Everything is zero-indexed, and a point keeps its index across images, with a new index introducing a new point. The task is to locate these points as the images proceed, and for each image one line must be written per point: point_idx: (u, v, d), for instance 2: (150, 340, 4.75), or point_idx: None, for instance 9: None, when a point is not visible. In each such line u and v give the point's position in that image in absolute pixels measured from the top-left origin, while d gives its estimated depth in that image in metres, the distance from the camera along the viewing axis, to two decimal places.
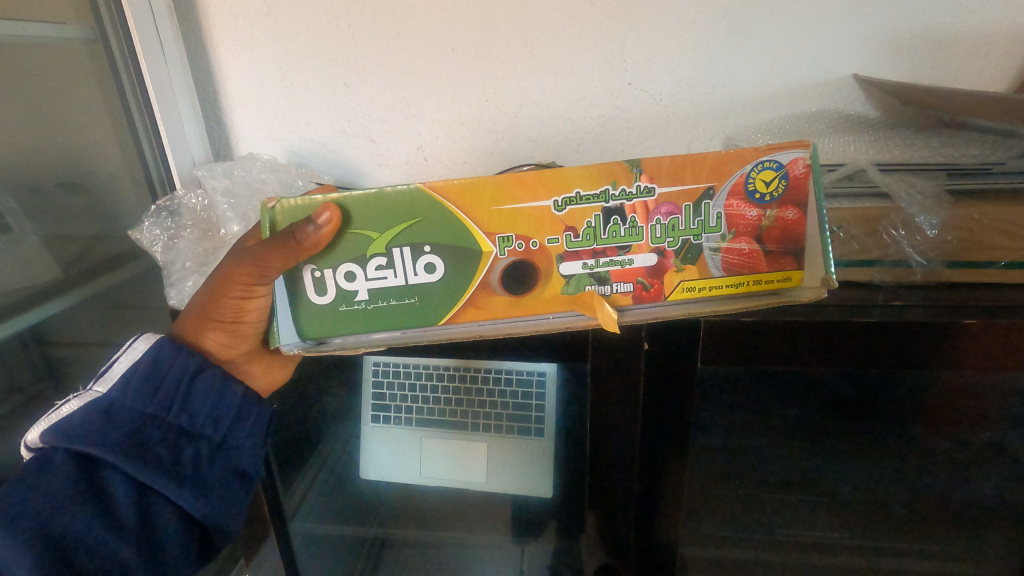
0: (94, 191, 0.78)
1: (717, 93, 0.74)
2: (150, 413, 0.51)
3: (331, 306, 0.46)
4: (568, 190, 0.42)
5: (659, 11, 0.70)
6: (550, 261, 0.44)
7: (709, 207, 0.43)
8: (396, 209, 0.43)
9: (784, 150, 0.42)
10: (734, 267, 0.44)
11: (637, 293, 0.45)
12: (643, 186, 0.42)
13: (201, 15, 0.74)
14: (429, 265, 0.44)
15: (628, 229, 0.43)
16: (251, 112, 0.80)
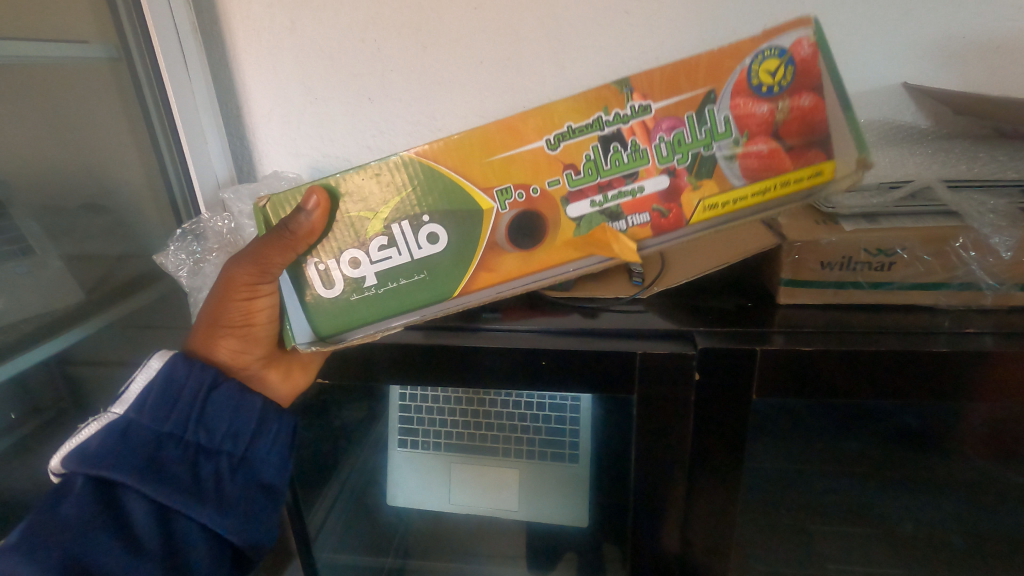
0: (119, 214, 0.77)
1: None
2: (167, 430, 0.48)
3: (340, 297, 0.46)
4: (558, 126, 0.40)
5: (697, 21, 0.67)
6: (556, 208, 0.42)
7: (715, 113, 0.40)
8: (384, 182, 0.43)
9: (783, 33, 0.38)
10: (754, 173, 0.41)
11: (654, 223, 0.42)
12: (638, 106, 0.40)
13: (224, 32, 0.73)
14: (431, 236, 0.44)
15: (630, 156, 0.41)
16: (274, 128, 0.78)
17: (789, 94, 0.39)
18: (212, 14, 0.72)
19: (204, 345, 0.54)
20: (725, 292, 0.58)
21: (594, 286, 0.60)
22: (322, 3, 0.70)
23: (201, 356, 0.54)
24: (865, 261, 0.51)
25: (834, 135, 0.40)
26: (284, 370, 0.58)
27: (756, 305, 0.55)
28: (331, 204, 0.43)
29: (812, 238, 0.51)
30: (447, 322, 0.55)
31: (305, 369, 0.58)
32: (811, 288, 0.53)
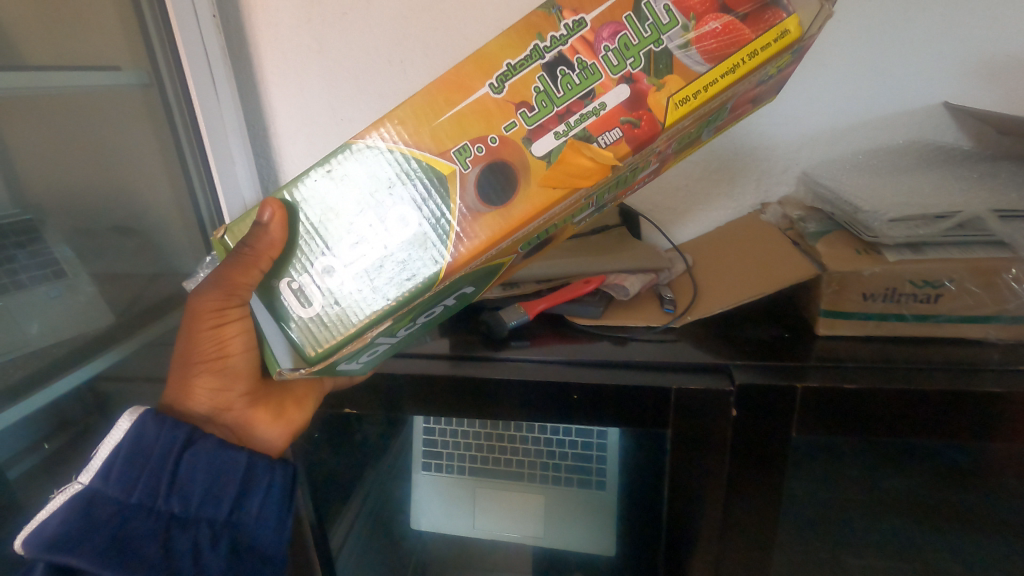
0: (151, 234, 0.78)
1: (788, 125, 0.70)
2: (135, 500, 0.42)
3: (320, 313, 0.38)
4: (497, 67, 0.36)
5: None
6: (520, 150, 0.36)
7: (653, 3, 0.35)
8: (336, 173, 0.37)
9: None
10: (717, 54, 0.35)
11: (632, 134, 0.36)
12: (571, 23, 0.35)
13: (253, 56, 0.75)
14: (402, 218, 0.37)
15: (581, 75, 0.36)
16: (302, 148, 0.79)
17: None
18: (242, 38, 0.74)
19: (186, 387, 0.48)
20: (760, 320, 0.57)
21: (625, 314, 0.59)
22: (351, 27, 0.72)
23: (179, 409, 0.48)
24: (911, 293, 0.49)
25: None
26: (272, 410, 0.52)
27: (794, 336, 0.54)
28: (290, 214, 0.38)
29: (853, 268, 0.50)
30: (475, 353, 0.55)
31: (302, 403, 0.54)
32: (853, 318, 0.52)
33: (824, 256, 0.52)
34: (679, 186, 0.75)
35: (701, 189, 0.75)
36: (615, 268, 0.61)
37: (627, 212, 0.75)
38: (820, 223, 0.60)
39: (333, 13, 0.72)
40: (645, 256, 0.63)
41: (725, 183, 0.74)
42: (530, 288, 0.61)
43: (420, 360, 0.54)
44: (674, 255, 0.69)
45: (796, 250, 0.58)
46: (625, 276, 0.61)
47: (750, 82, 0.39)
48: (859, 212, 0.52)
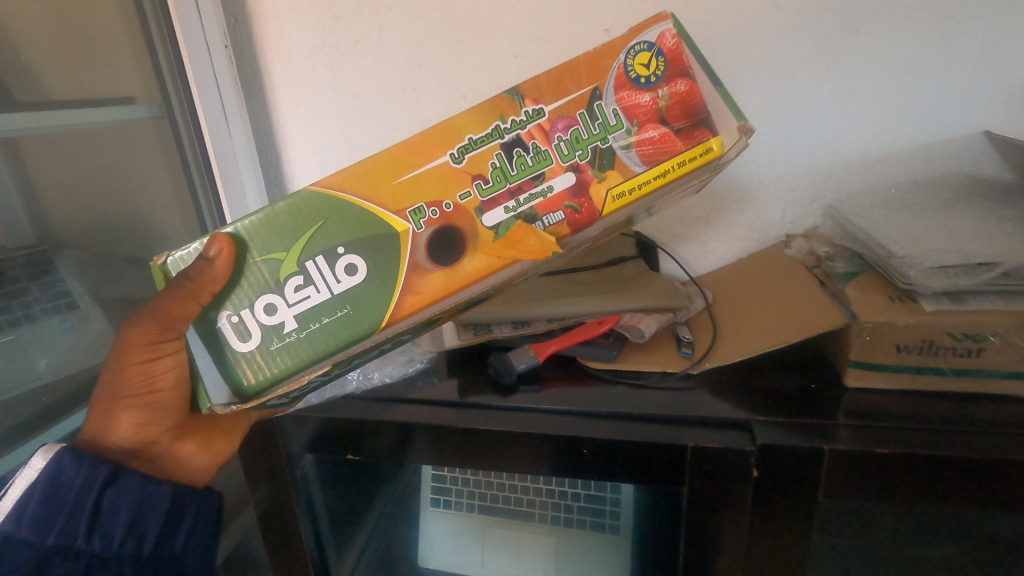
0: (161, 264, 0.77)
1: (816, 154, 0.67)
2: (50, 543, 0.41)
3: (263, 350, 0.43)
4: (459, 139, 0.43)
5: (750, 68, 0.64)
6: (470, 218, 0.43)
7: (606, 107, 0.44)
8: (292, 224, 0.42)
9: (647, 31, 0.44)
10: (652, 158, 0.43)
11: (572, 219, 0.44)
12: (531, 110, 0.43)
13: (267, 84, 0.75)
14: (349, 268, 0.43)
15: (534, 159, 0.43)
16: (314, 175, 0.79)
17: (665, 83, 0.43)
18: (256, 67, 0.74)
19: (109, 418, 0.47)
20: (785, 368, 0.54)
21: (640, 357, 0.57)
22: (363, 55, 0.72)
23: (99, 439, 0.47)
24: (950, 346, 0.46)
25: (713, 112, 0.44)
26: (193, 446, 0.51)
27: (821, 387, 0.50)
28: (237, 252, 0.42)
29: (886, 319, 0.46)
30: (483, 398, 0.53)
31: (229, 436, 0.54)
32: (885, 371, 0.48)
33: (855, 303, 0.49)
34: (699, 217, 0.72)
35: (722, 220, 0.72)
36: (631, 308, 0.59)
37: (644, 244, 0.73)
38: (848, 264, 0.57)
39: (346, 41, 0.72)
40: (662, 294, 0.60)
41: (748, 214, 0.71)
42: (541, 327, 0.59)
43: (426, 407, 0.53)
44: (694, 290, 0.66)
45: (825, 293, 0.54)
46: (640, 316, 0.58)
47: (683, 188, 0.47)
48: (892, 257, 0.48)
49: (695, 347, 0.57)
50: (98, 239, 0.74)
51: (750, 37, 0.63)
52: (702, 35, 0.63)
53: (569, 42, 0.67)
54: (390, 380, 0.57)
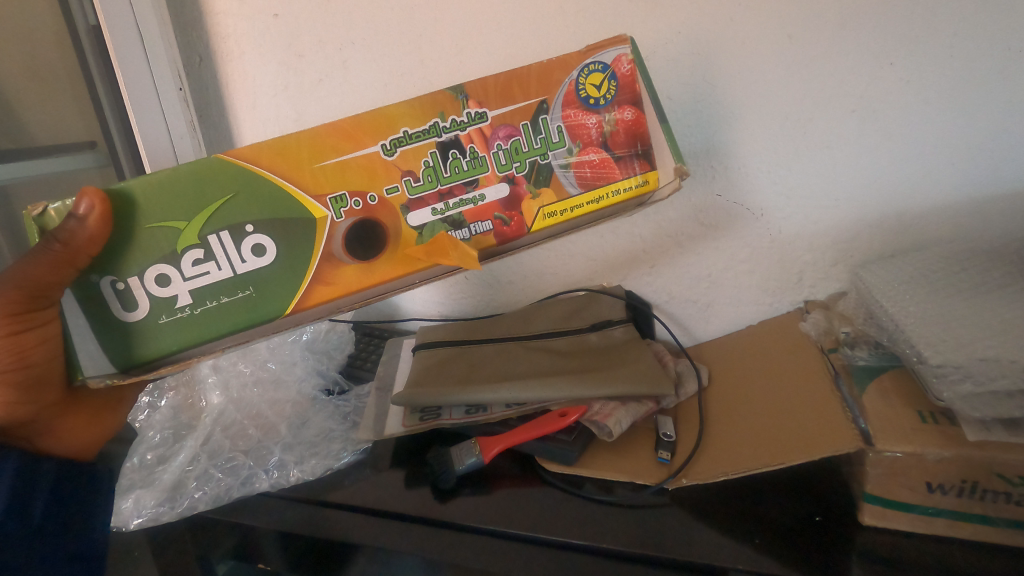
0: None
1: (840, 208, 0.56)
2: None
3: (151, 322, 0.37)
4: (393, 130, 0.38)
5: (762, 107, 0.54)
6: (395, 215, 0.39)
7: (552, 121, 0.41)
8: (191, 189, 0.36)
9: (604, 50, 0.41)
10: (588, 182, 0.42)
11: (500, 232, 0.41)
12: (474, 113, 0.39)
13: (232, 126, 0.69)
14: (256, 249, 0.38)
15: (470, 163, 0.40)
16: None
17: (613, 108, 0.41)
18: (222, 106, 0.68)
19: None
20: (785, 487, 0.43)
21: (608, 461, 0.47)
22: (328, 93, 0.64)
23: None
24: (1000, 490, 0.35)
25: (655, 145, 0.43)
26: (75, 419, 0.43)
27: (827, 522, 0.40)
28: (122, 210, 0.35)
29: (915, 450, 0.35)
30: (413, 506, 0.45)
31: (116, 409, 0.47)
32: (911, 512, 0.37)
33: (875, 422, 0.38)
34: (700, 277, 0.62)
35: (728, 280, 0.62)
36: (602, 396, 0.49)
37: (638, 308, 0.64)
38: (870, 355, 0.46)
39: (309, 79, 0.64)
40: (642, 377, 0.51)
41: (758, 275, 0.60)
42: (497, 414, 0.50)
43: (346, 514, 0.46)
44: (686, 369, 0.55)
45: (840, 394, 0.43)
46: (612, 407, 0.49)
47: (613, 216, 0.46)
48: (923, 363, 0.38)
49: (675, 451, 0.47)
50: None
51: (759, 71, 0.53)
52: (702, 69, 0.54)
53: None
54: (310, 477, 0.48)
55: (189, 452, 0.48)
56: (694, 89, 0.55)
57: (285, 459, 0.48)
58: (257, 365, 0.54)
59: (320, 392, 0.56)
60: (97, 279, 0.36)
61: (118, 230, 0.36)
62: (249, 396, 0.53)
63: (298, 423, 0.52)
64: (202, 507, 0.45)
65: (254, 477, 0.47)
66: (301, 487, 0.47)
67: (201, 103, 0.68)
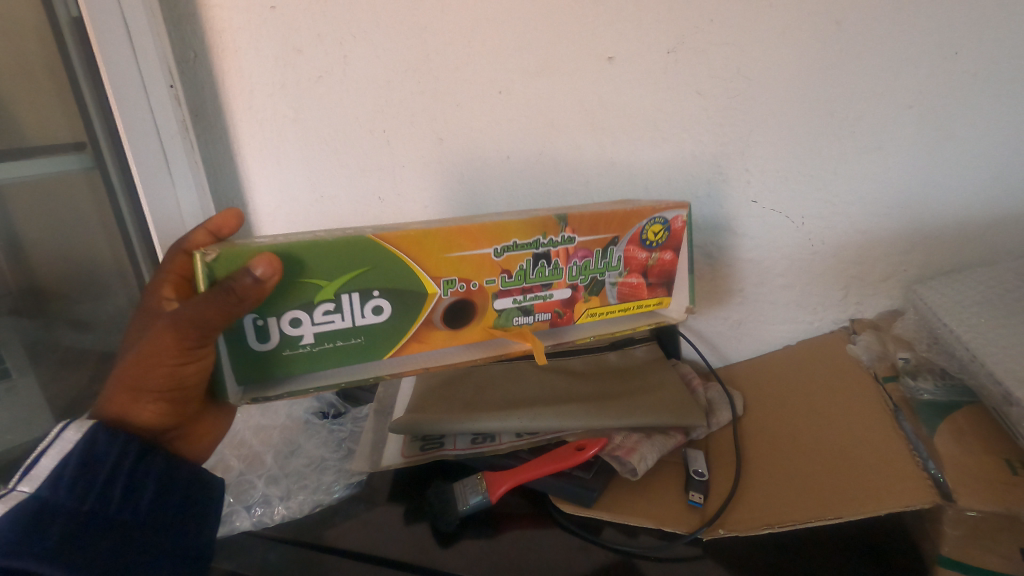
0: (109, 330, 0.68)
1: (894, 216, 0.50)
2: (50, 546, 0.30)
3: (271, 354, 0.35)
4: (506, 240, 0.37)
5: (809, 104, 0.48)
6: (486, 299, 0.39)
7: (617, 250, 0.41)
8: (350, 253, 0.34)
9: (671, 208, 0.41)
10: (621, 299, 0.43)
11: (553, 321, 0.42)
12: (567, 237, 0.39)
13: (228, 126, 0.63)
14: (375, 308, 0.36)
15: (548, 271, 0.40)
16: (281, 228, 0.68)
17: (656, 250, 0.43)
18: (218, 105, 0.62)
19: (137, 406, 0.35)
20: (834, 544, 0.37)
21: (631, 502, 0.41)
22: (329, 91, 0.59)
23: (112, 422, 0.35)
24: None
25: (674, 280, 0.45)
26: (204, 427, 0.41)
27: None
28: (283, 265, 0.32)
29: (1005, 510, 0.30)
30: (411, 552, 0.40)
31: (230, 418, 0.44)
32: None
33: (954, 475, 0.32)
34: (732, 292, 0.56)
35: (764, 295, 0.56)
36: (624, 427, 0.44)
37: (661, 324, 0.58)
38: (937, 389, 0.40)
39: (308, 76, 0.59)
40: (667, 406, 0.46)
41: (797, 290, 0.54)
42: (505, 445, 0.46)
43: (337, 558, 0.41)
44: (718, 396, 0.50)
45: (903, 433, 0.38)
46: (636, 440, 0.44)
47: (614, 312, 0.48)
48: (1014, 405, 0.32)
49: (708, 494, 0.41)
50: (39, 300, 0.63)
51: (803, 65, 0.47)
52: (738, 63, 0.48)
53: (567, 69, 0.53)
54: (299, 515, 0.43)
55: None
56: (728, 84, 0.49)
57: (270, 494, 0.44)
58: None
59: (313, 416, 0.52)
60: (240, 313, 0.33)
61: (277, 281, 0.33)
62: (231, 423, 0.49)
63: (286, 452, 0.48)
64: None
65: (235, 514, 0.43)
66: (288, 525, 0.43)
67: (195, 100, 0.62)
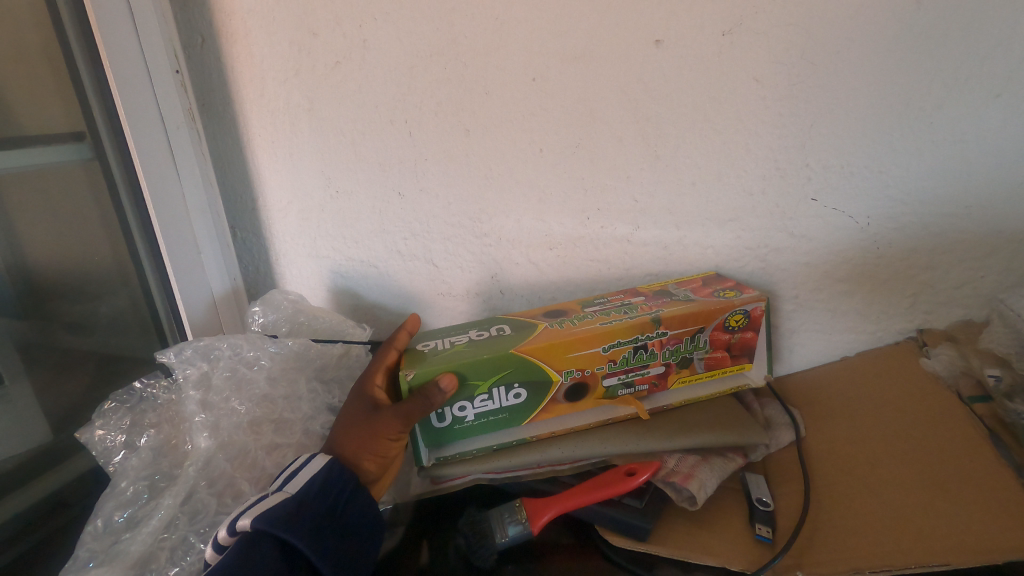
0: (111, 332, 0.60)
1: (970, 216, 0.46)
2: (309, 532, 0.32)
3: (445, 428, 0.41)
4: (610, 340, 0.41)
5: (877, 94, 0.44)
6: (597, 382, 0.43)
7: (703, 336, 0.44)
8: (499, 358, 0.40)
9: (748, 299, 0.44)
10: (705, 372, 0.46)
11: (649, 391, 0.45)
12: (659, 334, 0.42)
13: (238, 116, 0.59)
14: (516, 393, 0.42)
15: (641, 357, 0.43)
16: (293, 227, 0.64)
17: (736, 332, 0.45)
18: (226, 94, 0.58)
19: (347, 464, 0.38)
20: None
21: (690, 535, 0.37)
22: (348, 79, 0.55)
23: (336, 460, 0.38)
24: None
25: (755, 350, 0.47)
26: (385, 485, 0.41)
27: None
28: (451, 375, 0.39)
29: None
30: None
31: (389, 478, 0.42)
32: None
33: None
34: (785, 300, 0.52)
35: (821, 304, 0.51)
36: (676, 449, 0.41)
37: None
38: None
39: (324, 62, 0.54)
40: (722, 426, 0.42)
41: (859, 298, 0.50)
42: (546, 470, 0.42)
43: None
44: (776, 413, 0.46)
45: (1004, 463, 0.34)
46: (693, 464, 0.40)
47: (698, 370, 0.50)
48: None
49: (776, 525, 0.37)
50: (36, 313, 0.54)
51: (872, 48, 0.43)
52: (801, 46, 0.44)
53: (609, 54, 0.48)
54: None
55: (165, 515, 0.37)
56: (791, 71, 0.45)
57: None
58: (255, 403, 0.43)
59: None
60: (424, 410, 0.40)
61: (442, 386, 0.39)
62: (241, 441, 0.41)
63: None
64: None
65: None
66: None
67: (202, 88, 0.58)
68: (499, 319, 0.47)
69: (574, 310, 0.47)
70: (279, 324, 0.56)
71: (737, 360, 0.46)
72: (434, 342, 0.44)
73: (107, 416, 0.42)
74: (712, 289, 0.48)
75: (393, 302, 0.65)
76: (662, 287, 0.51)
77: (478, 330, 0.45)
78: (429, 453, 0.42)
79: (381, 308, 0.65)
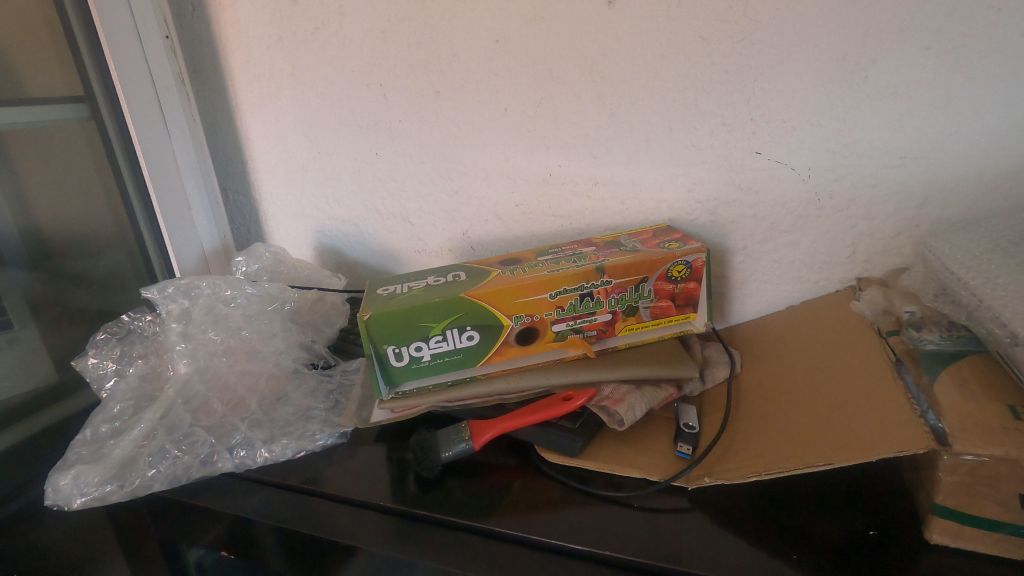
0: (111, 285, 0.64)
1: (906, 168, 0.48)
2: None
3: (403, 367, 0.45)
4: (557, 287, 0.44)
5: (816, 50, 0.46)
6: (546, 327, 0.46)
7: (647, 285, 0.46)
8: (450, 302, 0.43)
9: (689, 251, 0.46)
10: (651, 320, 0.48)
11: (599, 336, 0.48)
12: (604, 283, 0.45)
13: (226, 81, 0.63)
14: (468, 336, 0.45)
15: (588, 305, 0.46)
16: (279, 187, 0.67)
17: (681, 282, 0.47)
18: (215, 59, 0.62)
19: None
20: (820, 496, 0.36)
21: (619, 453, 0.40)
22: (326, 44, 0.58)
23: None
24: None
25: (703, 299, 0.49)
26: None
27: (886, 538, 0.33)
28: (405, 316, 0.43)
29: (1005, 454, 0.29)
30: (390, 494, 0.40)
31: None
32: (988, 530, 0.31)
33: (957, 421, 0.31)
34: (734, 251, 0.54)
35: (767, 254, 0.54)
36: (612, 381, 0.44)
37: None
38: (943, 339, 0.38)
39: (304, 28, 0.58)
40: (657, 361, 0.45)
41: (803, 248, 0.52)
42: (495, 400, 0.45)
43: (318, 501, 0.40)
44: (716, 354, 0.49)
45: (901, 383, 0.36)
46: (626, 391, 0.43)
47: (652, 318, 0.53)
48: (1019, 346, 0.31)
49: (697, 445, 0.40)
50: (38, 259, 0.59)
51: (811, 6, 0.45)
52: (744, 5, 0.46)
53: (565, 14, 0.51)
54: (283, 458, 0.42)
55: (147, 426, 0.43)
56: (736, 28, 0.47)
57: (252, 437, 0.43)
58: (230, 335, 0.47)
59: (302, 365, 0.50)
60: (383, 347, 0.44)
61: (398, 325, 0.43)
62: None
63: (272, 400, 0.46)
64: (156, 487, 0.39)
65: (216, 456, 0.41)
66: (268, 470, 0.42)
67: (192, 54, 0.62)
68: (457, 267, 0.50)
69: (528, 259, 0.50)
70: (261, 273, 0.60)
71: (684, 308, 0.48)
72: (395, 286, 0.47)
73: (100, 346, 0.47)
74: (658, 241, 0.49)
75: (373, 258, 0.69)
76: (616, 237, 0.53)
77: (436, 277, 0.48)
78: (389, 388, 0.45)
79: (362, 264, 0.69)
